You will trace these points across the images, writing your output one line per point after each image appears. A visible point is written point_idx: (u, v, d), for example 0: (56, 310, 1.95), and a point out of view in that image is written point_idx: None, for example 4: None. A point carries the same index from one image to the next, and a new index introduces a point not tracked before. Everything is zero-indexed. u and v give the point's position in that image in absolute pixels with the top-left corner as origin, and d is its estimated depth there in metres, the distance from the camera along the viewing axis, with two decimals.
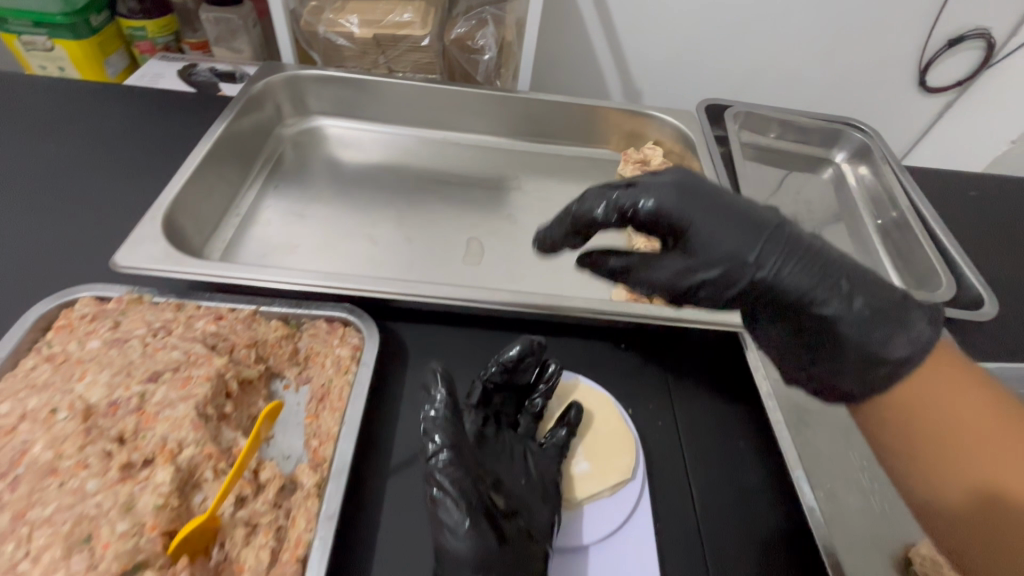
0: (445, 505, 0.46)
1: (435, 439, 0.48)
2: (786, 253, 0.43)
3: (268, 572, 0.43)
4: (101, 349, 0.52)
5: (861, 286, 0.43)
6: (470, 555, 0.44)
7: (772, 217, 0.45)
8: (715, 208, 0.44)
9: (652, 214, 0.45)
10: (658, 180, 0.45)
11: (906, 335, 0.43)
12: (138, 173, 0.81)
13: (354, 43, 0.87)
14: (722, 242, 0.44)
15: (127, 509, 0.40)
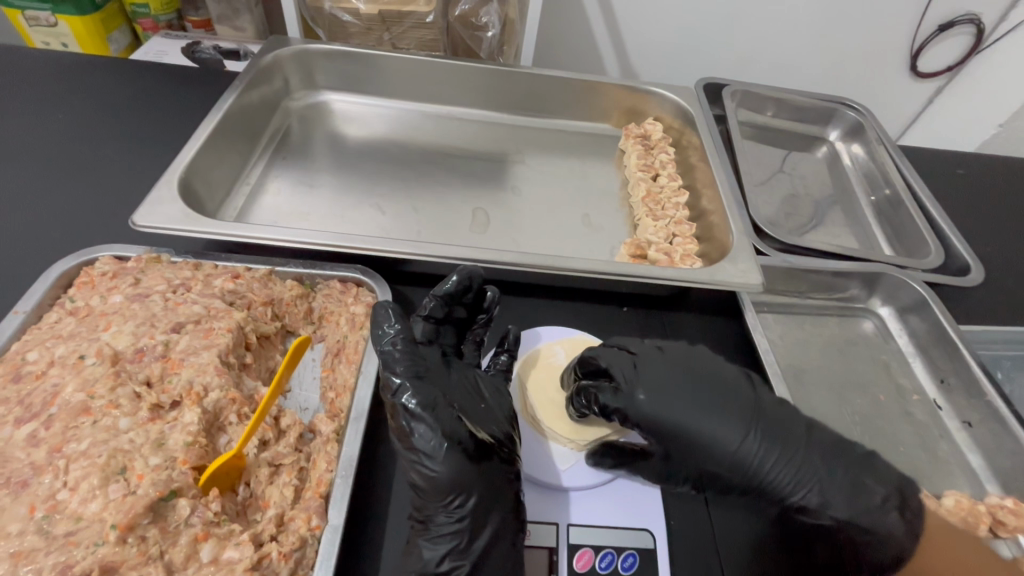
0: (416, 430, 0.47)
1: (396, 372, 0.49)
2: (768, 447, 0.51)
3: (292, 506, 0.45)
4: (123, 303, 0.53)
5: (825, 464, 0.53)
6: (449, 475, 0.45)
7: (750, 409, 0.53)
8: (703, 402, 0.53)
9: (644, 416, 0.52)
10: (645, 376, 0.54)
11: (869, 512, 0.51)
12: (148, 142, 0.82)
13: (360, 19, 0.87)
14: (713, 438, 0.52)
15: (159, 445, 0.42)
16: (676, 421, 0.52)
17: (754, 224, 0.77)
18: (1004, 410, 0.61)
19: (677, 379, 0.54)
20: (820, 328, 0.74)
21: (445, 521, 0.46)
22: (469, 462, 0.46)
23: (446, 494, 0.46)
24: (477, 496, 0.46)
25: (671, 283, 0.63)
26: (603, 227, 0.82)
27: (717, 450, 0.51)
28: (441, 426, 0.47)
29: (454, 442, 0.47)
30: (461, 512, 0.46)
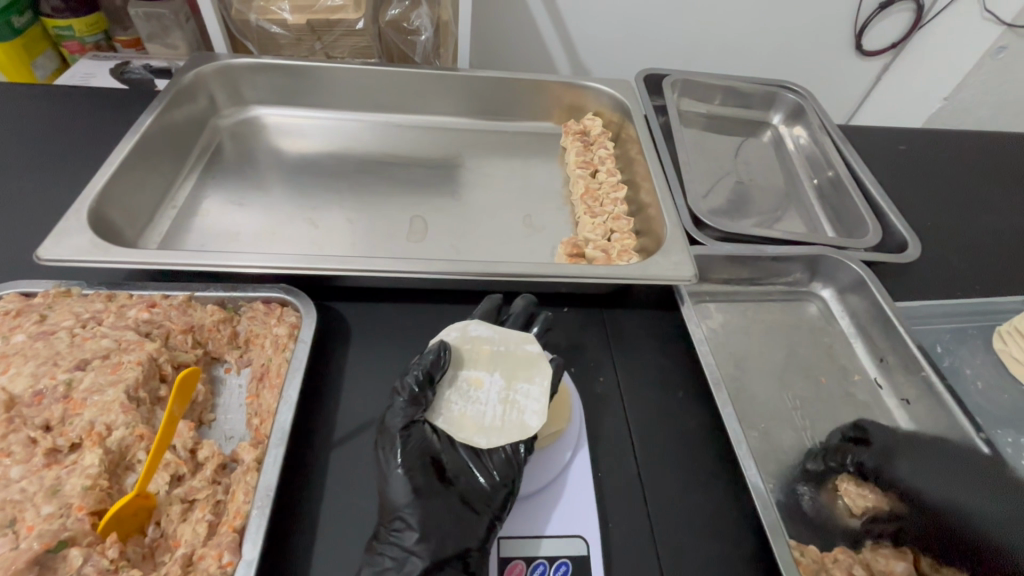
0: (388, 453, 0.47)
1: (405, 403, 0.49)
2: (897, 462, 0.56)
3: (205, 543, 0.43)
4: (26, 342, 0.51)
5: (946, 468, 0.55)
6: (402, 499, 0.45)
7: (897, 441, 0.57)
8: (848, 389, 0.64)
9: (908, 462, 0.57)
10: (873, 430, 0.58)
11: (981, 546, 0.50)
12: (66, 169, 0.79)
13: (288, 31, 0.85)
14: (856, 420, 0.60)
15: (53, 493, 0.40)
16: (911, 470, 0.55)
17: (693, 215, 0.77)
18: (939, 384, 0.61)
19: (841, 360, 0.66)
20: (762, 314, 0.74)
21: (390, 549, 0.43)
22: (424, 491, 0.46)
23: (393, 518, 0.45)
24: (425, 525, 0.44)
25: (605, 279, 0.62)
26: (545, 227, 0.81)
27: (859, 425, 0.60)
28: (409, 452, 0.47)
29: (429, 476, 0.47)
30: (404, 540, 0.43)
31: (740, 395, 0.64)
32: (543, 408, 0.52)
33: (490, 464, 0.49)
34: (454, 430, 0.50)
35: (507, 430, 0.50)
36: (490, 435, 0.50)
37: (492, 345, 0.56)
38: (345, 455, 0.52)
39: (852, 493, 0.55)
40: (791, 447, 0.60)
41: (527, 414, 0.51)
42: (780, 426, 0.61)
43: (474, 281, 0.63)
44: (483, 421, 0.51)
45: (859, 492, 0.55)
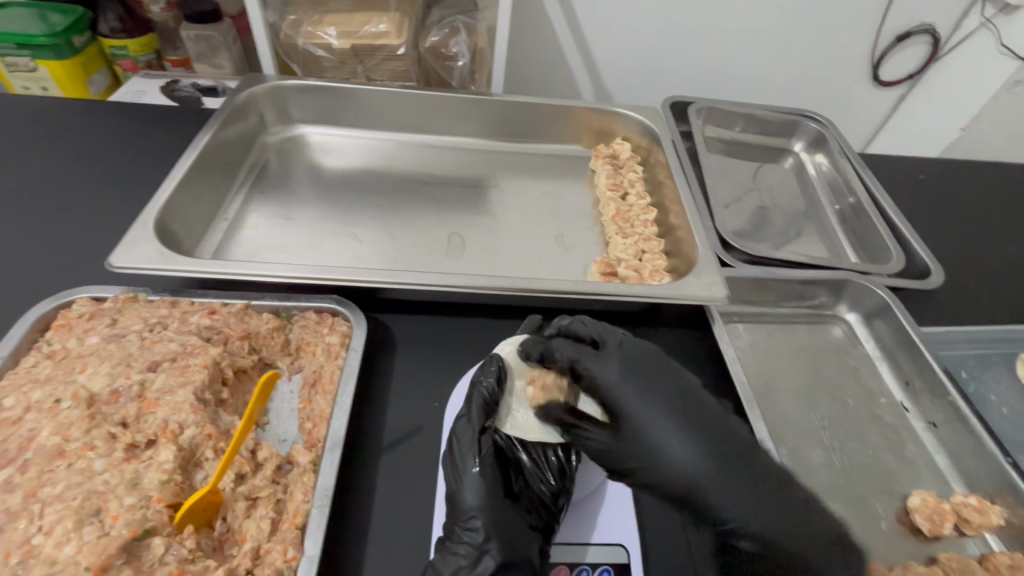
0: (465, 456, 0.50)
1: (480, 413, 0.53)
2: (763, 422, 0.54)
3: (269, 539, 0.45)
4: (100, 344, 0.54)
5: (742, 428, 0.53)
6: (477, 500, 0.47)
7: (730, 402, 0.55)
8: (655, 386, 0.51)
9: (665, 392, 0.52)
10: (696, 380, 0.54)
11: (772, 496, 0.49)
12: (125, 182, 0.83)
13: (334, 54, 0.90)
14: (664, 448, 0.49)
15: (133, 485, 0.43)
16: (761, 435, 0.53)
17: (721, 238, 0.80)
18: (966, 408, 0.63)
19: (631, 357, 0.53)
20: (789, 336, 0.76)
21: (465, 547, 0.46)
22: (496, 495, 0.48)
23: (467, 518, 0.47)
24: (496, 524, 0.47)
25: (641, 299, 0.65)
26: (576, 246, 0.84)
27: (686, 474, 0.48)
28: (484, 456, 0.50)
29: (497, 483, 0.49)
30: (478, 539, 0.46)
31: (770, 413, 0.66)
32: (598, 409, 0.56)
33: (548, 470, 0.52)
34: (524, 433, 0.54)
35: (572, 430, 0.54)
36: (558, 435, 0.54)
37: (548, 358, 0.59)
38: (394, 461, 0.55)
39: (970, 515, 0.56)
40: (821, 466, 0.62)
41: None
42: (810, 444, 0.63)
43: (515, 296, 0.66)
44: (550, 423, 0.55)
45: (967, 511, 0.56)
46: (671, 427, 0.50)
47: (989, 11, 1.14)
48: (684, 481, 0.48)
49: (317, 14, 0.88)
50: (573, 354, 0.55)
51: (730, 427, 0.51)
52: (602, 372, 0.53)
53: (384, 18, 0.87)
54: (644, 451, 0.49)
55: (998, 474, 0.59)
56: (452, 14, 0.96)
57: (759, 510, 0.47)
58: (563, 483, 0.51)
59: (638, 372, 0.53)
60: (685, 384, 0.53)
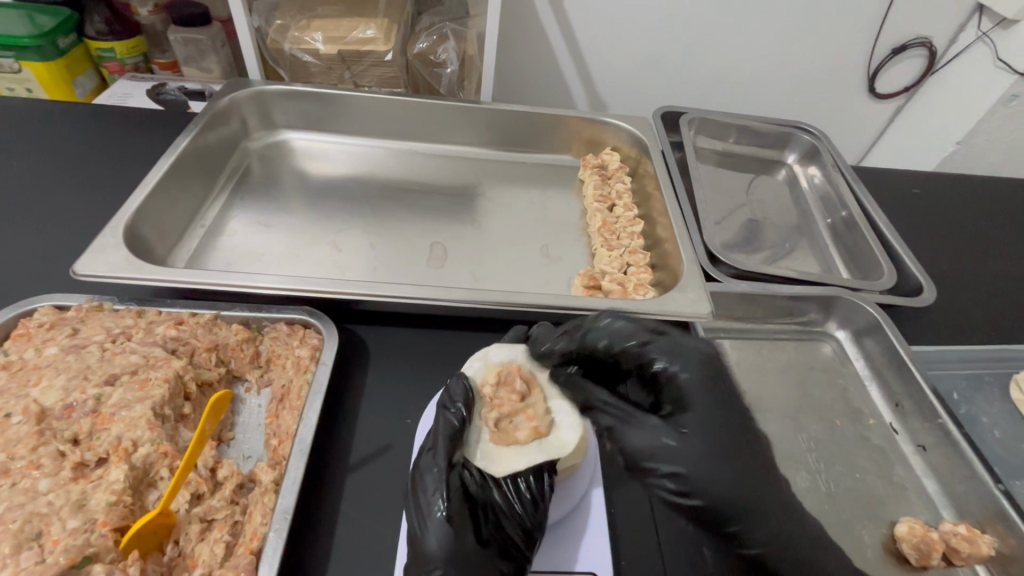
0: (430, 497, 0.46)
1: (447, 452, 0.49)
2: (715, 434, 0.48)
3: (221, 564, 0.43)
4: (59, 355, 0.52)
5: (727, 420, 0.49)
6: (440, 551, 0.44)
7: (713, 367, 0.53)
8: (721, 399, 0.50)
9: (666, 373, 0.52)
10: (684, 352, 0.52)
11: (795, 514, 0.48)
12: (101, 187, 0.81)
13: (320, 60, 0.89)
14: (718, 462, 0.47)
15: (79, 507, 0.41)
16: (722, 446, 0.48)
17: (708, 252, 0.78)
18: (955, 432, 0.61)
19: (705, 359, 0.52)
20: (777, 353, 0.74)
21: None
22: (463, 542, 0.45)
23: (430, 569, 0.44)
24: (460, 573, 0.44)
25: (622, 313, 0.63)
26: (562, 258, 0.83)
27: (728, 487, 0.47)
28: (449, 497, 0.46)
29: (464, 529, 0.45)
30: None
31: None
32: (575, 421, 0.54)
33: (519, 504, 0.48)
34: (492, 463, 0.51)
35: (545, 446, 0.52)
36: (529, 456, 0.51)
37: (511, 370, 0.57)
38: (361, 480, 0.53)
39: (963, 547, 0.54)
40: (806, 490, 0.60)
41: (563, 432, 0.53)
42: (794, 467, 0.61)
43: (494, 309, 0.64)
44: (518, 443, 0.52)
45: (957, 540, 0.54)
46: (726, 438, 0.49)
47: (986, 26, 1.13)
48: (727, 491, 0.47)
49: (304, 19, 0.87)
50: (641, 345, 0.53)
51: (764, 449, 0.51)
52: (678, 369, 0.51)
53: (372, 25, 0.86)
54: (709, 453, 0.48)
55: (988, 501, 0.57)
56: (441, 21, 0.95)
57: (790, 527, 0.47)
58: (533, 519, 0.48)
59: (711, 379, 0.51)
60: (741, 403, 0.52)
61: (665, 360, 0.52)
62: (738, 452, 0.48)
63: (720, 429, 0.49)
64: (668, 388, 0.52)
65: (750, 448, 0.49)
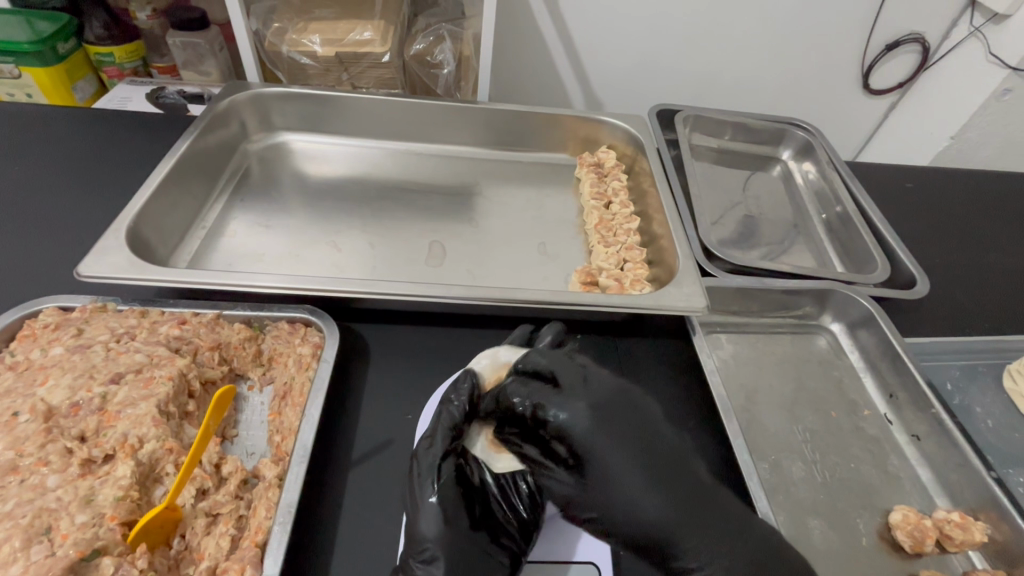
0: (423, 482, 0.48)
1: (441, 442, 0.50)
2: (625, 469, 0.48)
3: (227, 557, 0.44)
4: (64, 355, 0.53)
5: (630, 449, 0.49)
6: (434, 532, 0.45)
7: (618, 402, 0.51)
8: (621, 438, 0.49)
9: (562, 426, 0.49)
10: (574, 399, 0.50)
11: (745, 547, 0.47)
12: (102, 190, 0.82)
13: (317, 61, 0.90)
14: (622, 498, 0.48)
15: (87, 502, 0.42)
16: (626, 486, 0.48)
17: (704, 247, 0.79)
18: (948, 421, 0.62)
19: (597, 398, 0.51)
20: (772, 347, 0.75)
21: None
22: (457, 524, 0.46)
23: (422, 550, 0.45)
24: (455, 553, 0.45)
25: (618, 309, 0.64)
26: (559, 255, 0.83)
27: (649, 519, 0.47)
28: (444, 482, 0.48)
29: (458, 513, 0.47)
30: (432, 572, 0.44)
31: (750, 426, 0.65)
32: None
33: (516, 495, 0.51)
34: (491, 459, 0.53)
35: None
36: (528, 458, 0.52)
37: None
38: (363, 476, 0.53)
39: (956, 534, 0.55)
40: (802, 481, 0.60)
41: None
42: (791, 458, 0.62)
43: (492, 306, 0.65)
44: (516, 443, 0.53)
45: (949, 524, 0.55)
46: (640, 473, 0.48)
47: (978, 21, 1.14)
48: (648, 528, 0.47)
49: (301, 22, 0.88)
50: (540, 398, 0.50)
51: (693, 470, 0.50)
52: (570, 417, 0.49)
53: (369, 26, 0.87)
54: (627, 491, 0.48)
55: (982, 489, 0.58)
56: (437, 22, 0.96)
57: (734, 558, 0.46)
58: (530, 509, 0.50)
59: (605, 410, 0.50)
60: (648, 424, 0.51)
61: (559, 410, 0.49)
62: (666, 482, 0.48)
63: (631, 457, 0.48)
64: (571, 441, 0.49)
65: (665, 473, 0.49)
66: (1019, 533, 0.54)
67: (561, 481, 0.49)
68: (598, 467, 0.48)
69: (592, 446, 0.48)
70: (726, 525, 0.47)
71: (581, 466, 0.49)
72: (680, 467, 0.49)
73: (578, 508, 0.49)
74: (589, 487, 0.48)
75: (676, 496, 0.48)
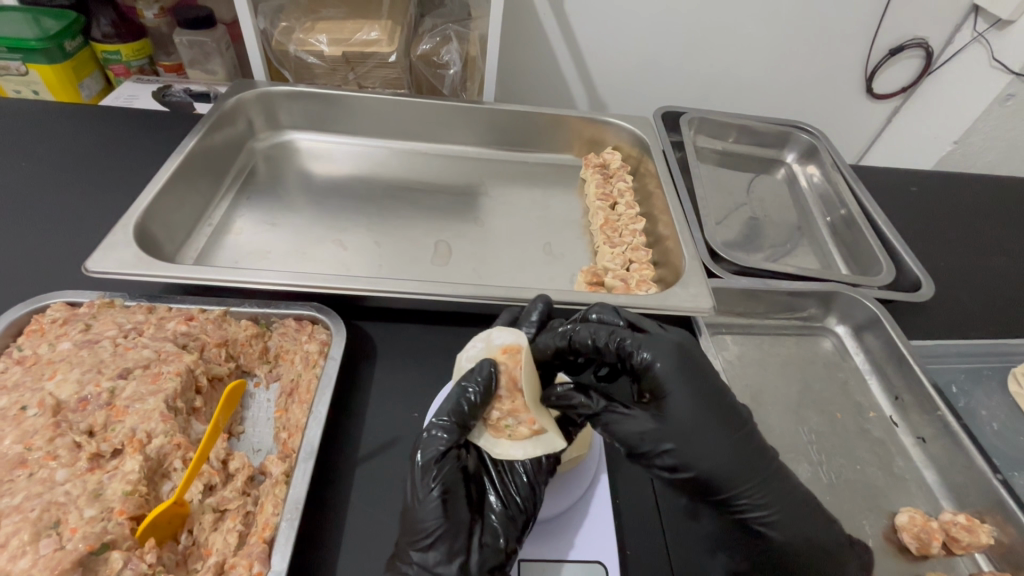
0: (424, 477, 0.47)
1: (445, 436, 0.48)
2: (706, 412, 0.48)
3: (235, 553, 0.44)
4: (72, 350, 0.53)
5: (707, 393, 0.48)
6: (433, 526, 0.45)
7: (699, 355, 0.51)
8: (701, 380, 0.49)
9: (647, 366, 0.49)
10: (662, 341, 0.50)
11: (793, 494, 0.49)
12: (108, 187, 0.82)
13: (324, 61, 0.90)
14: (702, 437, 0.47)
15: (96, 496, 0.42)
16: (704, 429, 0.47)
17: (709, 249, 0.79)
18: (954, 423, 0.62)
19: (680, 344, 0.50)
20: (778, 349, 0.75)
21: (414, 568, 0.45)
22: (455, 518, 0.47)
23: (420, 542, 0.45)
24: (450, 546, 0.46)
25: (625, 308, 0.64)
26: (564, 256, 0.84)
27: (722, 459, 0.47)
28: (444, 476, 0.48)
29: (457, 507, 0.47)
30: (427, 560, 0.45)
31: (756, 427, 0.65)
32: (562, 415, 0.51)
33: (515, 489, 0.50)
34: (491, 444, 0.51)
35: (544, 440, 0.50)
36: (526, 447, 0.49)
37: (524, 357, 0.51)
38: (370, 472, 0.53)
39: (964, 538, 0.54)
40: (807, 481, 0.60)
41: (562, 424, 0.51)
42: (797, 459, 0.62)
43: (499, 304, 0.65)
44: (516, 435, 0.50)
45: (958, 528, 0.55)
46: (714, 417, 0.48)
47: (981, 26, 1.14)
48: (721, 466, 0.47)
49: (308, 21, 0.88)
50: (625, 337, 0.50)
51: (750, 419, 0.51)
52: (658, 358, 0.49)
53: (375, 26, 0.87)
54: (697, 430, 0.47)
55: (987, 492, 0.58)
56: (443, 23, 0.97)
57: (785, 504, 0.49)
58: (527, 504, 0.50)
59: (688, 357, 0.49)
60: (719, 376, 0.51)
61: (647, 352, 0.49)
62: (735, 426, 0.49)
63: (710, 402, 0.48)
64: (650, 381, 0.49)
65: (735, 417, 0.49)
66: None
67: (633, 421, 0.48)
68: (678, 409, 0.47)
69: (674, 393, 0.48)
70: (781, 470, 0.50)
71: (660, 407, 0.48)
72: (743, 414, 0.50)
73: (652, 447, 0.48)
74: (665, 427, 0.48)
75: (746, 439, 0.49)
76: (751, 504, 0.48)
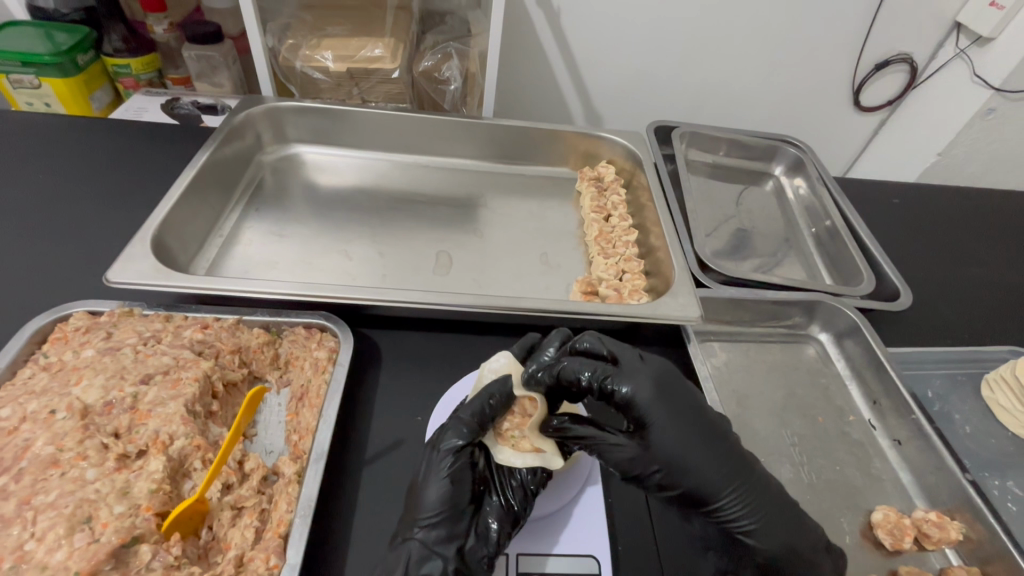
0: (437, 462, 0.52)
1: (462, 432, 0.53)
2: (686, 436, 0.52)
3: (252, 547, 0.47)
4: (95, 356, 0.56)
5: (686, 417, 0.53)
6: (438, 505, 0.50)
7: (676, 381, 0.55)
8: (679, 404, 0.53)
9: (628, 399, 0.52)
10: (640, 373, 0.54)
11: (778, 503, 0.53)
12: (122, 199, 0.85)
13: (329, 76, 0.94)
14: (686, 458, 0.51)
15: (124, 493, 0.45)
16: (686, 451, 0.51)
17: (698, 260, 0.83)
18: (927, 426, 0.65)
19: (656, 373, 0.54)
20: (763, 355, 0.78)
21: (415, 543, 0.48)
22: (457, 502, 0.51)
23: (423, 520, 0.49)
24: (449, 528, 0.50)
25: (618, 318, 0.67)
26: (560, 266, 0.87)
27: (707, 476, 0.51)
28: (456, 465, 0.52)
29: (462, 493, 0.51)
30: (427, 538, 0.49)
31: (742, 430, 0.69)
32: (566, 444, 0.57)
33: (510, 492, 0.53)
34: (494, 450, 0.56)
35: (545, 457, 0.55)
36: (526, 459, 0.55)
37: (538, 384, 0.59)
38: (376, 472, 0.57)
39: (934, 533, 0.58)
40: (788, 482, 0.64)
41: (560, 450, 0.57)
42: (779, 460, 0.66)
43: (498, 313, 0.68)
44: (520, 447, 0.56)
45: (927, 524, 0.59)
46: (695, 438, 0.52)
47: (963, 43, 1.19)
48: (706, 483, 0.51)
49: (314, 38, 0.91)
50: (606, 374, 0.53)
51: (732, 435, 0.55)
52: (637, 391, 0.52)
53: (379, 44, 0.90)
54: (680, 452, 0.51)
55: (957, 491, 0.61)
56: (444, 40, 1.01)
57: (772, 513, 0.52)
58: (521, 507, 0.52)
59: (665, 385, 0.54)
60: (697, 398, 0.55)
61: (627, 385, 0.53)
62: (716, 443, 0.53)
63: (689, 424, 0.52)
64: (634, 411, 0.53)
65: (715, 435, 0.53)
66: (991, 533, 0.58)
67: (622, 450, 0.52)
68: (660, 435, 0.52)
69: (655, 420, 0.52)
70: (765, 481, 0.53)
71: (644, 434, 0.52)
72: (723, 431, 0.54)
73: (641, 472, 0.52)
74: (651, 453, 0.52)
75: (727, 455, 0.53)
76: (741, 516, 0.51)
